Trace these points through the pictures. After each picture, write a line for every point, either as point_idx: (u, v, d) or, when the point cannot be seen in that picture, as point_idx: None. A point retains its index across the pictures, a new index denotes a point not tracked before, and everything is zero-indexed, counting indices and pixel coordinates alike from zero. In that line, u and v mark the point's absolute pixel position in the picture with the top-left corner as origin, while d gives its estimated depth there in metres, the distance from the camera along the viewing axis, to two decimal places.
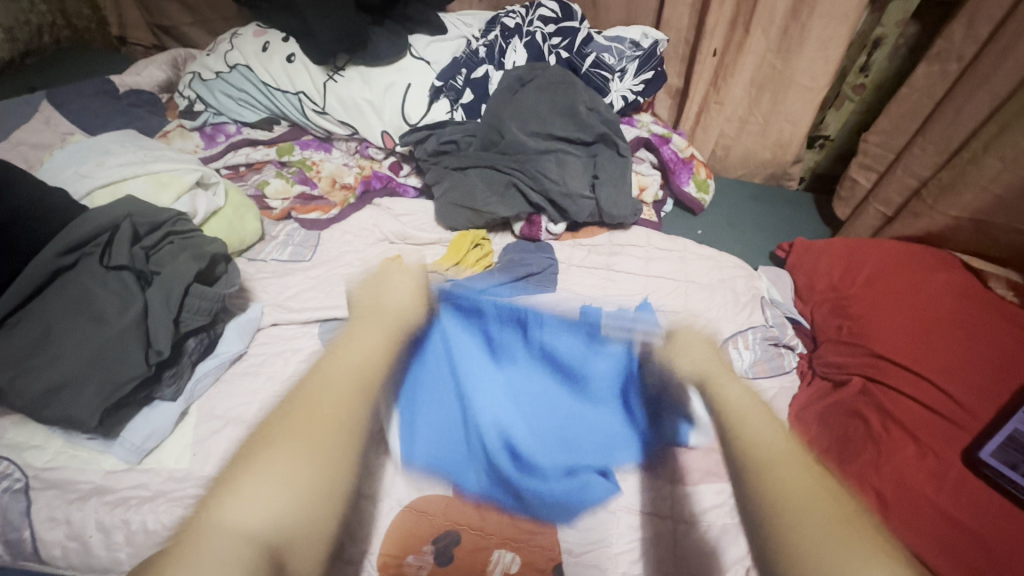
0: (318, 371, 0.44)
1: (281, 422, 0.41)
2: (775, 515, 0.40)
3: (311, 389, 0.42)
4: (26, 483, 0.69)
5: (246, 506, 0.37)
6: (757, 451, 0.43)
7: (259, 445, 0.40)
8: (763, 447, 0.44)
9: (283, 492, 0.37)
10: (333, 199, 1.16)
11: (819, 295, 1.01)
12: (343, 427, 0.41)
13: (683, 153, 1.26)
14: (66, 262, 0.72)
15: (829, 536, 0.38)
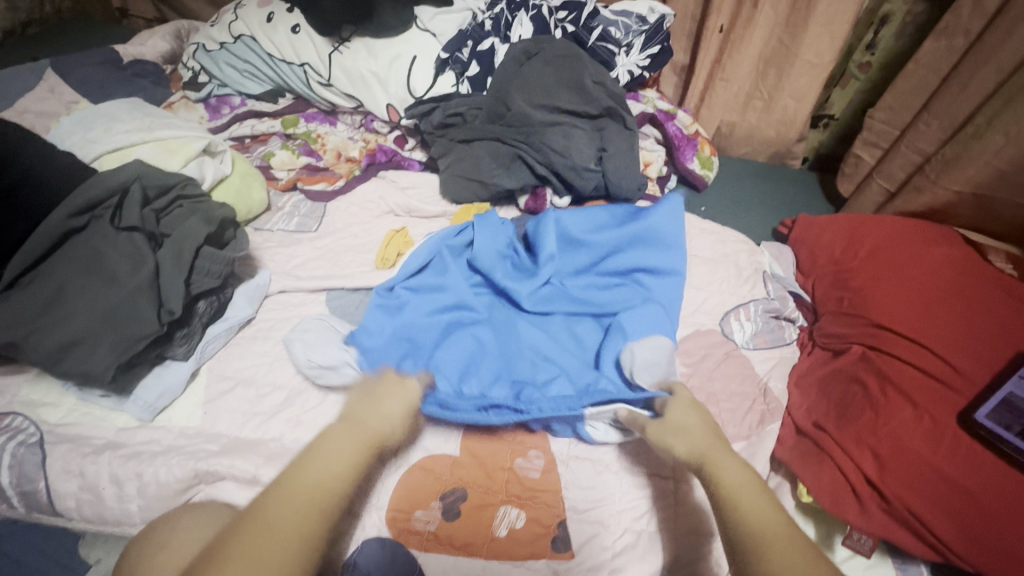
0: (300, 459, 0.57)
1: (256, 524, 0.51)
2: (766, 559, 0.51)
3: (290, 485, 0.54)
4: (41, 437, 0.71)
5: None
6: (751, 517, 0.55)
7: (233, 542, 0.49)
8: (741, 495, 0.57)
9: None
10: (338, 170, 1.18)
11: (821, 269, 1.02)
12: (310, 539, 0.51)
13: (689, 130, 1.25)
14: (77, 223, 0.73)
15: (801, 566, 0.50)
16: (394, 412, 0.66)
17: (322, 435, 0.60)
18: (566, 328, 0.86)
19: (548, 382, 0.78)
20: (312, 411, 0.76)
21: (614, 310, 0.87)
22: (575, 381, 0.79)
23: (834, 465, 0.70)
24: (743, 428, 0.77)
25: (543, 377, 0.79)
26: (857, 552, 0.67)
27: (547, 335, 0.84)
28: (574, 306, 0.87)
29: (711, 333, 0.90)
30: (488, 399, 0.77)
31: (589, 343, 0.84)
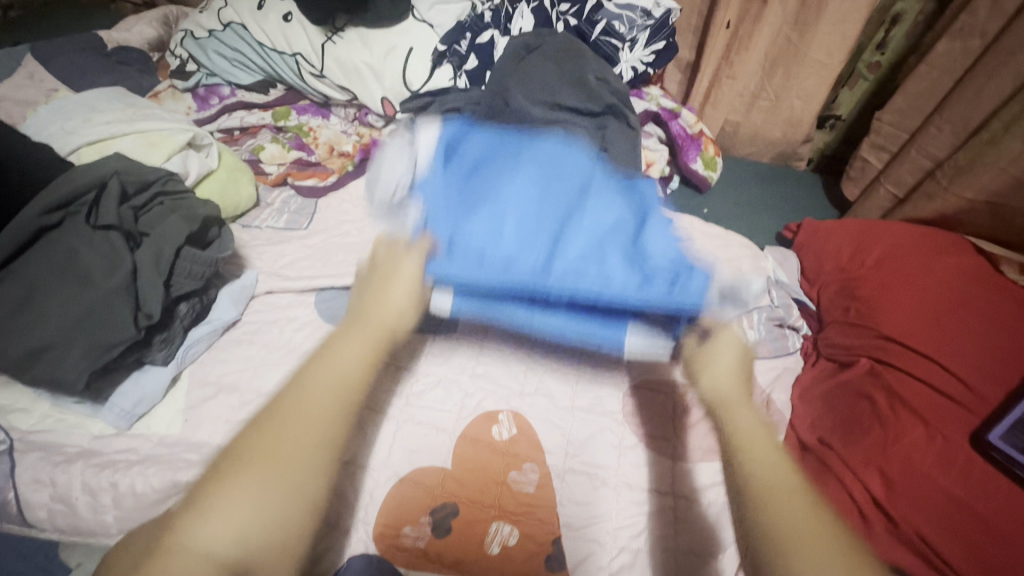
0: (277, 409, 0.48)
1: (254, 447, 0.46)
2: (760, 510, 0.45)
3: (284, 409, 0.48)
4: (11, 445, 0.68)
5: (207, 529, 0.42)
6: (749, 455, 0.49)
7: (229, 464, 0.46)
8: (741, 440, 0.51)
9: (258, 523, 0.44)
10: (331, 165, 1.13)
11: (826, 276, 0.99)
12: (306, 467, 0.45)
13: (693, 129, 1.21)
14: (49, 220, 0.69)
15: (781, 497, 0.45)
16: (402, 293, 0.58)
17: (330, 337, 0.54)
18: (568, 233, 0.64)
19: (566, 271, 0.62)
20: None
21: (618, 198, 0.69)
22: (598, 271, 0.62)
23: (840, 487, 0.67)
24: None
25: (557, 273, 0.61)
26: None
27: (515, 249, 0.63)
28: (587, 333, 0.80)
29: None
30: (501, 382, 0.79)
31: (587, 241, 0.64)
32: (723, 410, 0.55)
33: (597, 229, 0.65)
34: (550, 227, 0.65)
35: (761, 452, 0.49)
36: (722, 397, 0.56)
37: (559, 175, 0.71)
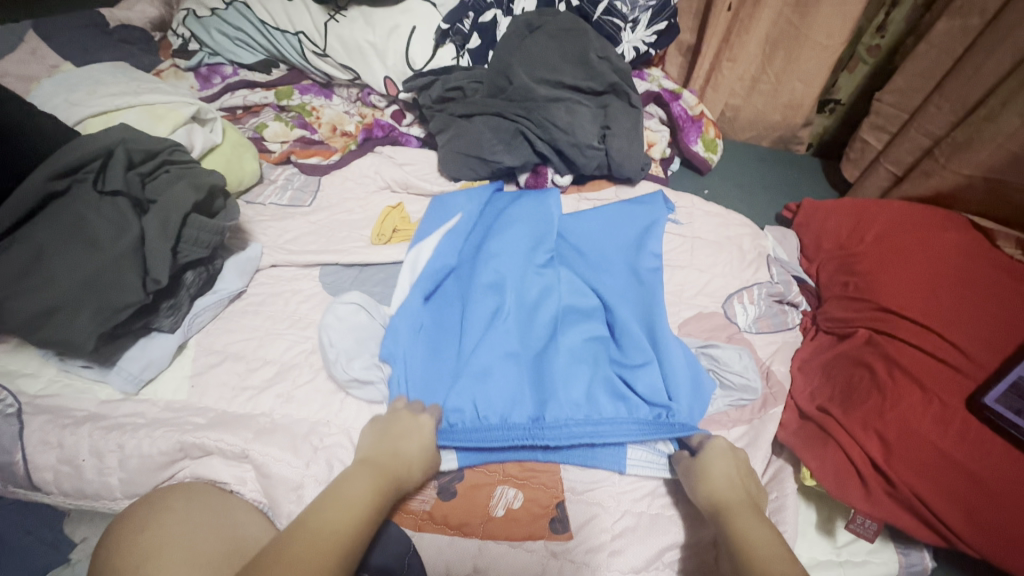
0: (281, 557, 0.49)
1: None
2: None
3: (294, 546, 0.50)
4: (19, 408, 0.68)
5: None
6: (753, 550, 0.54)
7: None
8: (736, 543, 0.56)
9: None
10: (334, 144, 1.14)
11: (825, 254, 1.00)
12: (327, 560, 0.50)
13: (693, 111, 1.22)
14: (57, 186, 0.69)
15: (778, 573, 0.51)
16: (413, 451, 0.64)
17: (338, 480, 0.59)
18: (554, 363, 0.74)
19: (564, 406, 0.71)
20: (305, 386, 0.74)
21: (587, 320, 0.80)
22: (595, 427, 0.70)
23: (839, 450, 0.69)
24: (744, 414, 0.77)
25: (555, 418, 0.71)
26: (860, 536, 0.67)
27: (512, 393, 0.72)
28: (596, 358, 0.76)
29: (712, 317, 0.91)
30: (509, 422, 0.70)
31: (576, 373, 0.74)
32: (724, 515, 0.59)
33: (577, 349, 0.77)
34: (543, 280, 0.82)
35: (764, 548, 0.54)
36: (726, 504, 0.60)
37: (533, 295, 0.80)
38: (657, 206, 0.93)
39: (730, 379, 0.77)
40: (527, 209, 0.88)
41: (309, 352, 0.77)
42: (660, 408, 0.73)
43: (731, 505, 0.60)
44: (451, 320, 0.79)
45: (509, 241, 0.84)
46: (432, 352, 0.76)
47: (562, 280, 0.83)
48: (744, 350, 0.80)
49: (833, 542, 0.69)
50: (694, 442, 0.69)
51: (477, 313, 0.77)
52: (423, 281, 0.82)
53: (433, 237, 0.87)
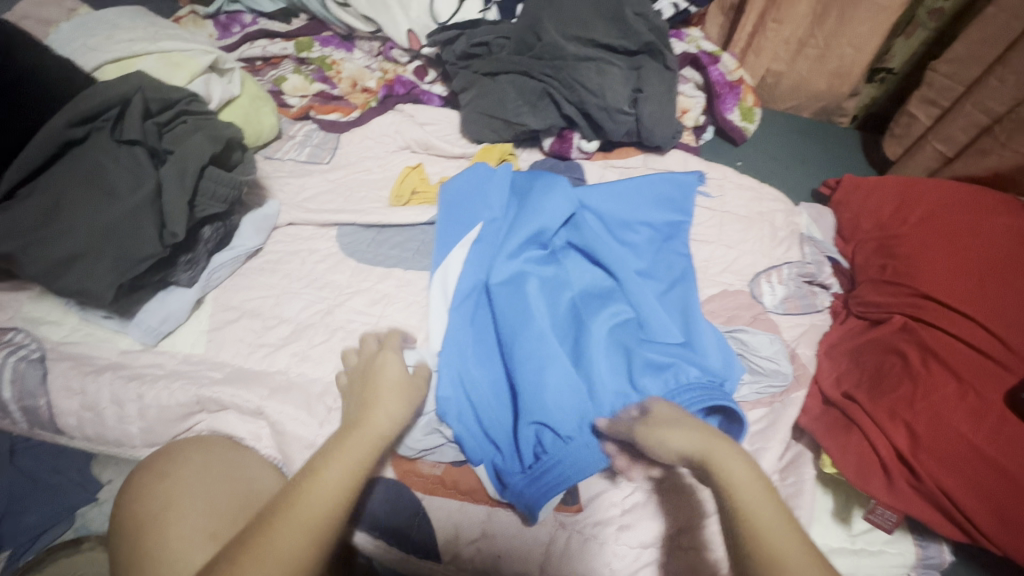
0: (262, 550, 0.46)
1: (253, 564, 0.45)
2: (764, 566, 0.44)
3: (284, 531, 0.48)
4: (43, 353, 0.70)
5: None
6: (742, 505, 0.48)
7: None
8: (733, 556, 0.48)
9: None
10: (354, 101, 1.10)
11: (863, 235, 0.95)
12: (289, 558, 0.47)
13: (732, 76, 1.14)
14: (75, 134, 0.68)
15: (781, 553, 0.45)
16: (390, 415, 0.58)
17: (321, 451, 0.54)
18: (592, 352, 0.69)
19: (612, 397, 0.66)
20: (320, 345, 0.74)
21: (609, 304, 0.76)
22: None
23: (863, 439, 0.66)
24: (766, 396, 0.76)
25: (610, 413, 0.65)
26: (878, 527, 0.66)
27: (573, 393, 0.66)
28: (627, 344, 0.72)
29: (737, 295, 0.88)
30: (574, 429, 0.64)
31: (609, 359, 0.70)
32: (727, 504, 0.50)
33: (606, 334, 0.72)
34: (559, 275, 0.79)
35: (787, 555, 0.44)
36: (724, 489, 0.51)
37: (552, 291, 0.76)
38: (690, 186, 0.90)
39: (758, 364, 0.76)
40: (545, 186, 0.84)
41: (325, 314, 0.77)
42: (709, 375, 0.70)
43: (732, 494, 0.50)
44: (481, 338, 0.73)
45: (519, 236, 0.79)
46: (490, 379, 0.70)
47: (573, 271, 0.80)
48: (773, 336, 0.79)
49: (848, 530, 0.67)
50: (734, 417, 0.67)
51: (512, 322, 0.71)
52: (458, 306, 0.75)
53: (453, 253, 0.81)
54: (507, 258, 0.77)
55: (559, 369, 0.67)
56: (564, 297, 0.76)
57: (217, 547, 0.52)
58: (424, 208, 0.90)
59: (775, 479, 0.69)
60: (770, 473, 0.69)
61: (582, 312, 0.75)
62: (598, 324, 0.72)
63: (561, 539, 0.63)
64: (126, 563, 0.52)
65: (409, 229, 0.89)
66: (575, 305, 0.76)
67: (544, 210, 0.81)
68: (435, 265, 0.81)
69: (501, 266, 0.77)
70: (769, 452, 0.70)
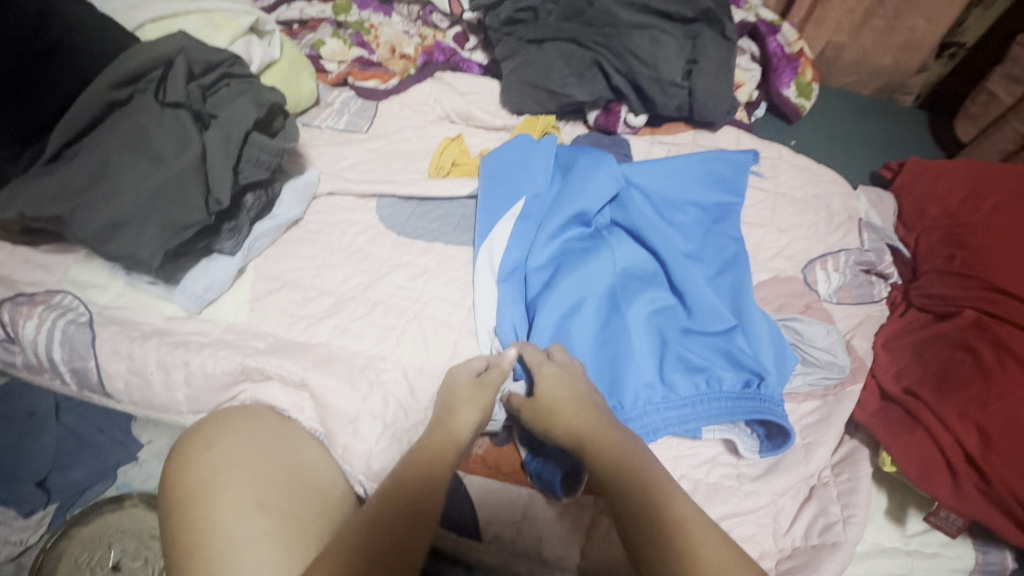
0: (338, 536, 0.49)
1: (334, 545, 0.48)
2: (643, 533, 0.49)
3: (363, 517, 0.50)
4: (90, 317, 0.70)
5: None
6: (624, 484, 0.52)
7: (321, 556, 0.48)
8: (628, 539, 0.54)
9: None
10: (392, 67, 1.07)
11: (928, 222, 0.89)
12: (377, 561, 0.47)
13: (792, 48, 1.07)
14: (120, 96, 0.67)
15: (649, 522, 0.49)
16: (467, 423, 0.59)
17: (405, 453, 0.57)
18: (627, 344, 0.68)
19: (640, 390, 0.66)
20: (362, 319, 0.73)
21: (652, 290, 0.73)
22: (676, 410, 0.65)
23: (927, 438, 0.64)
24: (820, 388, 0.72)
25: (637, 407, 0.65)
26: (939, 530, 0.63)
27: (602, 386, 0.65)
28: (666, 335, 0.70)
29: (790, 282, 0.84)
30: None
31: (645, 351, 0.68)
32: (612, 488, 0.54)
33: (644, 324, 0.70)
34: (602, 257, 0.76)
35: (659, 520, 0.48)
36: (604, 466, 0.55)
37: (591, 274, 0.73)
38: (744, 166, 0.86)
39: (814, 355, 0.73)
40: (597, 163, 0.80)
41: (366, 287, 0.76)
42: (750, 374, 0.67)
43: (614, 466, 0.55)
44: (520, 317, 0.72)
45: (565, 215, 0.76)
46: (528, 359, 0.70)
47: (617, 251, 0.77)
48: (830, 327, 0.75)
49: (902, 530, 0.65)
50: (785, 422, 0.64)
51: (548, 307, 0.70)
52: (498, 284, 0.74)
53: (500, 227, 0.78)
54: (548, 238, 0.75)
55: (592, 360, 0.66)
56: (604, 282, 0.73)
57: (265, 519, 0.53)
58: (465, 181, 0.87)
59: (827, 474, 0.67)
60: (822, 468, 0.67)
61: (623, 298, 0.72)
62: (637, 314, 0.70)
63: (604, 524, 0.62)
64: (178, 530, 0.53)
65: (449, 203, 0.87)
66: (616, 290, 0.73)
67: (592, 190, 0.77)
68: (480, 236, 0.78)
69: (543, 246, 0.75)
70: (822, 447, 0.67)
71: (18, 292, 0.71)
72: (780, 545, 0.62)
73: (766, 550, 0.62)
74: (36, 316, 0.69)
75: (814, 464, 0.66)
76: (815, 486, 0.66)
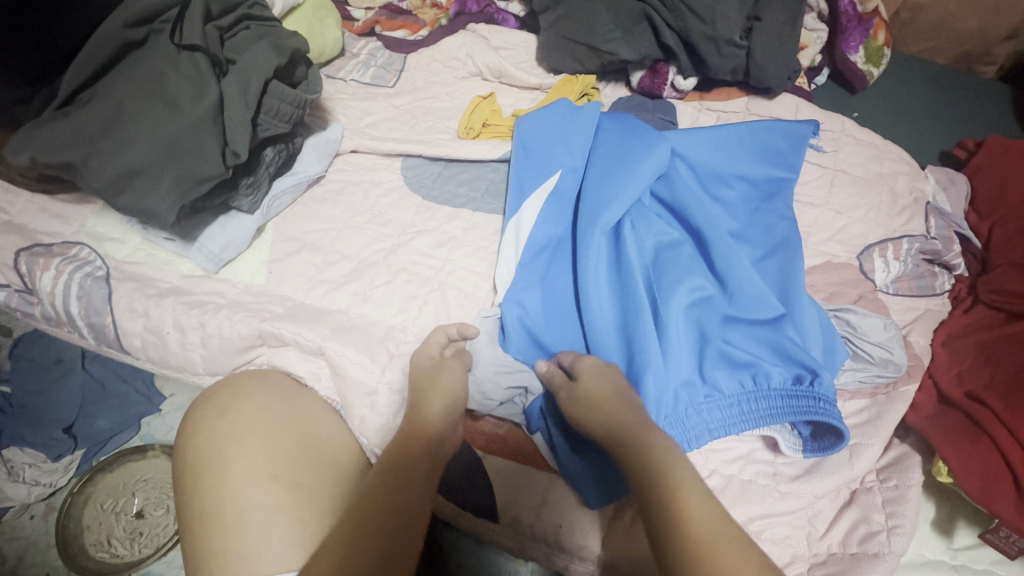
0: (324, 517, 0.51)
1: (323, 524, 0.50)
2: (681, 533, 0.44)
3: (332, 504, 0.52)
4: (107, 272, 0.68)
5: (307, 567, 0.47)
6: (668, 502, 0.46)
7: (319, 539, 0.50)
8: (719, 548, 0.43)
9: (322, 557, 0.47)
10: (422, 17, 1.00)
11: (1007, 210, 0.81)
12: (379, 556, 0.47)
13: (866, 8, 0.96)
14: (135, 36, 0.62)
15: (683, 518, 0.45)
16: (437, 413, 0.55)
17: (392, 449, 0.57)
18: (671, 334, 0.61)
19: (681, 389, 0.61)
20: (382, 287, 0.69)
21: (698, 274, 0.66)
22: (720, 410, 0.61)
23: (992, 449, 0.60)
24: (869, 387, 0.67)
25: (676, 404, 0.60)
26: (998, 550, 0.60)
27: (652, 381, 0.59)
28: (711, 325, 0.63)
29: (844, 269, 0.77)
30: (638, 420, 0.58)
31: (686, 343, 0.63)
32: (654, 488, 0.47)
33: (688, 312, 0.64)
34: (645, 235, 0.69)
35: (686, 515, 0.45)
36: (609, 435, 0.53)
37: (624, 263, 0.65)
38: (801, 140, 0.79)
39: (866, 350, 0.67)
40: (640, 137, 0.73)
41: (388, 253, 0.72)
42: (800, 368, 0.61)
43: (643, 456, 0.50)
44: (553, 301, 0.68)
45: (607, 190, 0.69)
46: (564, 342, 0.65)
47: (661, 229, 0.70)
48: (888, 320, 0.69)
49: (948, 543, 0.61)
50: (830, 425, 0.59)
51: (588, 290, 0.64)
52: (530, 261, 0.69)
53: (531, 201, 0.72)
54: (589, 213, 0.68)
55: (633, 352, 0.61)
56: (646, 264, 0.67)
57: (279, 490, 0.51)
58: (495, 143, 0.81)
59: (871, 479, 0.62)
60: (866, 473, 0.63)
61: (666, 281, 0.65)
62: (682, 301, 0.64)
63: (627, 516, 0.59)
64: (190, 497, 0.51)
65: (477, 167, 0.81)
66: (660, 273, 0.66)
67: (637, 163, 0.71)
68: (510, 212, 0.73)
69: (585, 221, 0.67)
70: (868, 451, 0.62)
71: (35, 242, 0.69)
72: (814, 550, 0.58)
73: (801, 554, 0.58)
74: (53, 268, 0.68)
75: (859, 468, 0.61)
76: (857, 490, 0.62)
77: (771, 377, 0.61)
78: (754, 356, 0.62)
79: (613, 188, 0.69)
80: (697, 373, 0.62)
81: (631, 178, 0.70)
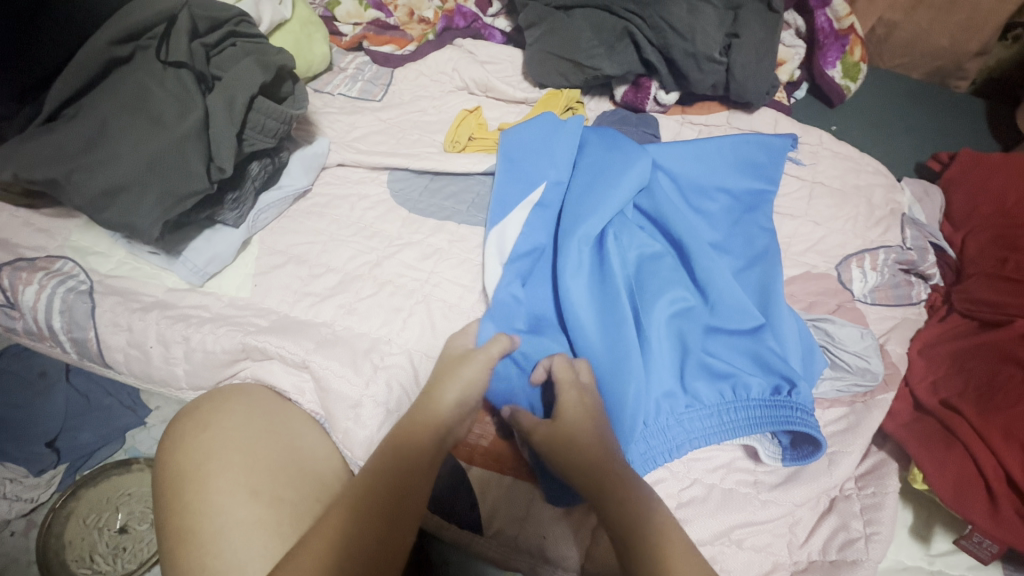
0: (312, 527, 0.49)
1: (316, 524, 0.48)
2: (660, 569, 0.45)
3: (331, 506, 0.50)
4: (91, 286, 0.68)
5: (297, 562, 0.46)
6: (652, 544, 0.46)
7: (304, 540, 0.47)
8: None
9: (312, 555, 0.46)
10: (410, 32, 1.01)
11: (979, 220, 0.84)
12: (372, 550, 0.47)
13: (840, 24, 1.00)
14: (120, 53, 0.63)
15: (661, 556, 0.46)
16: (449, 397, 0.56)
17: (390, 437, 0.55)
18: (650, 344, 0.63)
19: (661, 400, 0.62)
20: (367, 300, 0.70)
21: (680, 285, 0.67)
22: (700, 419, 0.62)
23: (965, 456, 0.61)
24: (847, 395, 0.68)
25: (656, 414, 0.61)
26: (971, 555, 0.60)
27: (632, 390, 0.60)
28: (691, 335, 0.64)
29: (823, 279, 0.78)
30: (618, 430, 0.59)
31: (666, 353, 0.64)
32: (642, 536, 0.47)
33: (669, 323, 0.65)
34: (627, 247, 0.70)
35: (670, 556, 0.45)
36: (590, 476, 0.51)
37: (607, 272, 0.66)
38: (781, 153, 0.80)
39: (844, 359, 0.68)
40: (624, 150, 0.75)
41: (373, 265, 0.73)
42: (780, 379, 0.62)
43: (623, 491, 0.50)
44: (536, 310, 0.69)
45: (591, 202, 0.71)
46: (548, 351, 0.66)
47: (644, 240, 0.71)
48: (864, 330, 0.70)
49: (926, 549, 0.63)
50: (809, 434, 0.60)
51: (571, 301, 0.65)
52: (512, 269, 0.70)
53: (516, 212, 0.73)
54: (571, 223, 0.69)
55: (613, 360, 0.61)
56: (628, 274, 0.68)
57: (260, 506, 0.51)
58: (481, 156, 0.82)
59: (850, 487, 0.63)
60: (845, 480, 0.64)
61: (649, 292, 0.66)
62: (664, 312, 0.65)
63: None
64: (171, 510, 0.51)
65: (462, 180, 0.82)
66: (642, 283, 0.67)
67: (619, 176, 0.72)
68: (496, 219, 0.74)
69: (568, 232, 0.69)
70: (846, 458, 0.63)
71: (18, 257, 0.69)
72: (795, 558, 0.59)
73: (782, 561, 0.58)
74: (36, 282, 0.68)
75: (838, 476, 0.62)
76: (836, 497, 0.63)
77: (750, 388, 0.62)
78: (734, 367, 0.63)
79: (597, 199, 0.71)
80: (677, 384, 0.63)
81: (614, 190, 0.71)
